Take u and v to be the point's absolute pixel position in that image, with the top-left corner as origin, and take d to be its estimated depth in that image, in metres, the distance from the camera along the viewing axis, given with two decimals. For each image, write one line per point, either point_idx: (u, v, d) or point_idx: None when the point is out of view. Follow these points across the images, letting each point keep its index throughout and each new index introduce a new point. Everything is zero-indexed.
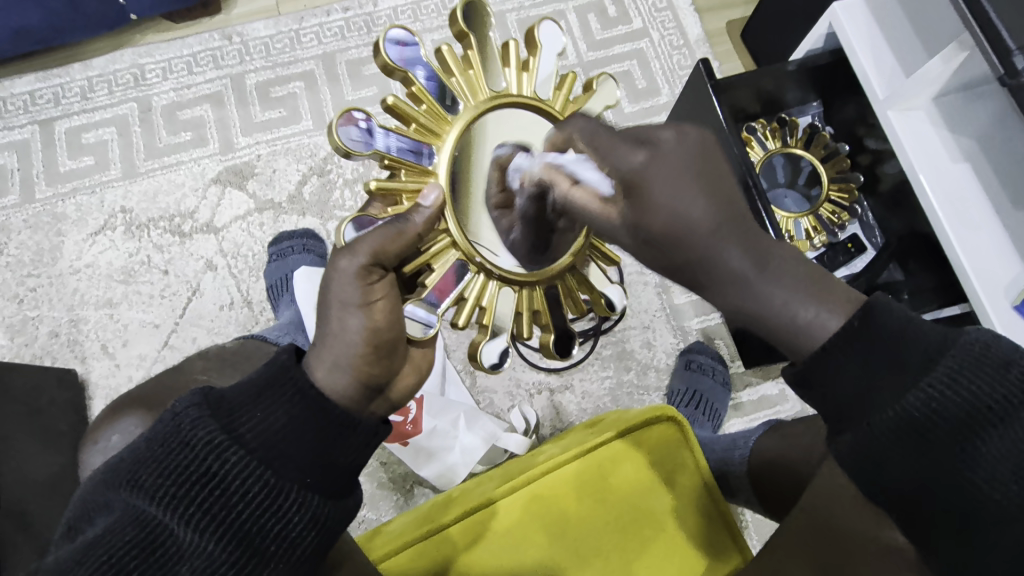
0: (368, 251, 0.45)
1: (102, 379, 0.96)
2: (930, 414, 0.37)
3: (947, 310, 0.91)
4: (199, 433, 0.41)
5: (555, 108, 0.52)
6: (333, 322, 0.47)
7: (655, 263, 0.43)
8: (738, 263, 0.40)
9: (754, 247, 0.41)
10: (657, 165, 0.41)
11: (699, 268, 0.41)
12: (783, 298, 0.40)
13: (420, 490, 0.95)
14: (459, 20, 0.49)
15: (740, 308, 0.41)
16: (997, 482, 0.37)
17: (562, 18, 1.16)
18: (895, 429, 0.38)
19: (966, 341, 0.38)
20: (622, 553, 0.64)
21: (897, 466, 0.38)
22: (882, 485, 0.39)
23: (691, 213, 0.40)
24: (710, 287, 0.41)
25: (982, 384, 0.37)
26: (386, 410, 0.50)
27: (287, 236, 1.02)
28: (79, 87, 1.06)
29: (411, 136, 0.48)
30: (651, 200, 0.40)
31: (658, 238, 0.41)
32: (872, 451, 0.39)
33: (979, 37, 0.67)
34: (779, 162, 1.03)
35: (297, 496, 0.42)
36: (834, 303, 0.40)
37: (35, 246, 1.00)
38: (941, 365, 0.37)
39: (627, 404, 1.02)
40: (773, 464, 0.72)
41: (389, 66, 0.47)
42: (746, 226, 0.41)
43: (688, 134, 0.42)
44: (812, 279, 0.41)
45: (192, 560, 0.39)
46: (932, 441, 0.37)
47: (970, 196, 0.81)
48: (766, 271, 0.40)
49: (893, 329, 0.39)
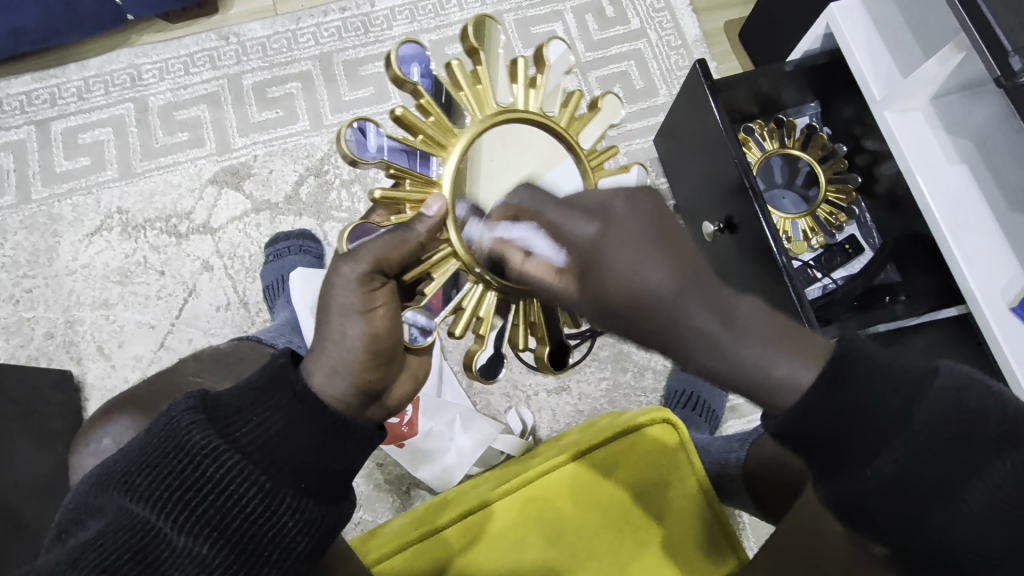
0: (370, 258, 0.46)
1: (98, 380, 0.96)
2: (911, 458, 0.35)
3: (945, 311, 0.89)
4: (195, 437, 0.40)
5: (560, 124, 0.52)
6: (334, 329, 0.48)
7: (623, 330, 0.42)
8: (707, 325, 0.39)
9: (723, 308, 0.39)
10: (610, 237, 0.40)
11: (665, 337, 0.40)
12: (755, 355, 0.39)
13: (417, 492, 0.95)
14: (470, 35, 0.49)
15: (713, 370, 0.40)
16: (983, 523, 0.35)
17: (561, 18, 1.16)
18: (882, 460, 0.36)
19: (949, 376, 0.37)
20: (619, 556, 0.64)
21: (879, 509, 0.36)
22: (866, 527, 0.37)
23: (650, 285, 0.39)
24: (676, 351, 0.40)
25: (963, 424, 0.35)
26: (382, 416, 0.51)
27: (284, 237, 1.02)
28: (76, 87, 1.06)
29: (415, 146, 0.47)
30: (608, 271, 0.40)
31: (621, 308, 0.40)
32: (854, 496, 0.37)
33: (975, 39, 0.66)
34: (778, 162, 1.03)
35: (293, 501, 0.42)
36: (806, 353, 0.39)
37: (31, 246, 1.00)
38: (926, 397, 0.36)
39: (624, 405, 1.02)
40: (768, 467, 0.71)
41: (399, 79, 0.47)
42: (710, 285, 0.40)
43: (639, 199, 0.41)
44: (787, 333, 0.40)
45: (185, 565, 0.38)
46: (925, 473, 0.35)
47: (967, 198, 0.80)
48: (735, 328, 0.39)
49: (869, 369, 0.37)
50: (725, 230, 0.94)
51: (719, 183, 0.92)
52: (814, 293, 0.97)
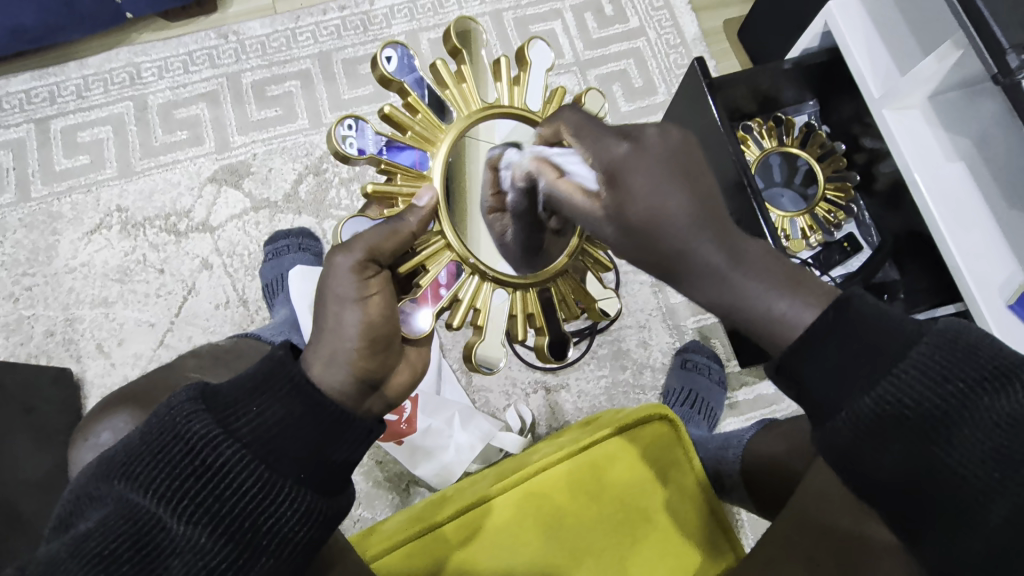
0: (364, 247, 0.46)
1: (98, 378, 0.96)
2: (903, 398, 0.37)
3: (941, 308, 0.91)
4: (194, 427, 0.40)
5: (546, 119, 0.53)
6: (330, 317, 0.47)
7: (633, 255, 0.44)
8: (713, 258, 0.41)
9: (731, 244, 0.42)
10: (638, 156, 0.42)
11: (674, 264, 0.42)
12: (758, 294, 0.41)
13: (416, 489, 0.95)
14: (452, 37, 0.51)
15: (718, 302, 0.42)
16: (975, 459, 0.36)
17: (559, 16, 1.16)
18: (868, 416, 0.37)
19: (942, 329, 0.38)
20: (618, 551, 0.64)
21: (867, 455, 0.38)
22: (853, 472, 0.39)
23: (668, 206, 0.41)
24: (685, 275, 0.42)
25: (954, 360, 0.36)
26: (381, 409, 0.50)
27: (282, 235, 1.02)
28: (75, 85, 1.06)
29: (406, 143, 0.49)
30: (631, 191, 0.42)
31: (638, 228, 0.42)
32: (841, 439, 0.38)
33: (973, 35, 0.67)
34: (776, 160, 1.03)
35: (291, 491, 0.41)
36: (807, 295, 0.41)
37: (30, 244, 1.00)
38: (916, 349, 0.37)
39: (623, 403, 1.02)
40: (766, 464, 0.71)
41: (387, 78, 0.49)
42: (723, 221, 0.42)
43: (671, 132, 0.44)
44: (790, 276, 0.42)
45: (185, 555, 0.38)
46: (906, 427, 0.37)
47: (965, 195, 0.80)
48: (741, 265, 0.41)
49: (867, 315, 0.38)
50: None
51: (718, 180, 0.92)
52: None
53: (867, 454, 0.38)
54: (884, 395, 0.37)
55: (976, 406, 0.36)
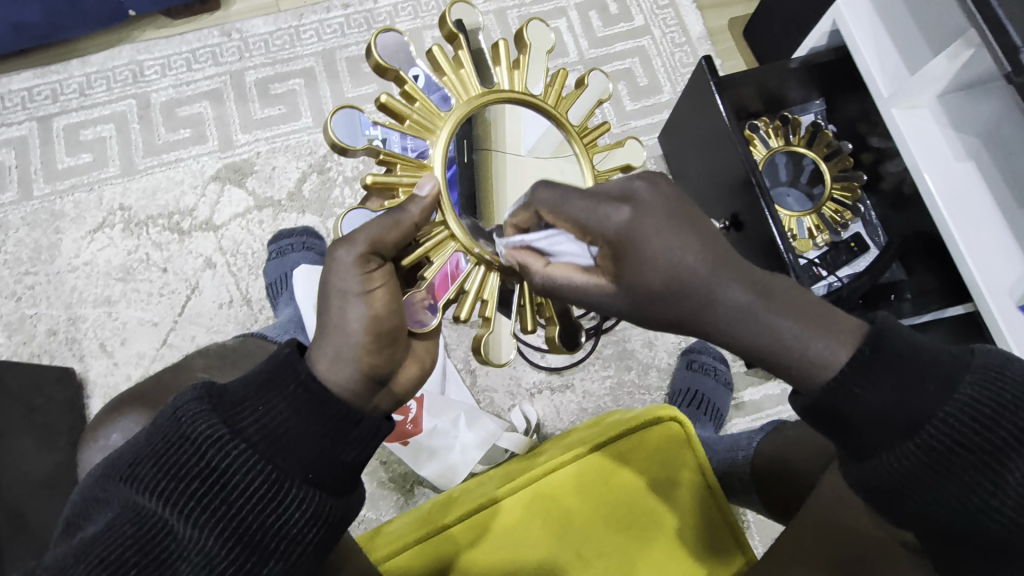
0: (367, 239, 0.44)
1: (100, 377, 0.96)
2: (953, 435, 0.38)
3: (951, 309, 0.90)
4: (199, 428, 0.40)
5: (547, 102, 0.53)
6: (333, 314, 0.45)
7: (663, 321, 0.41)
8: (741, 298, 0.39)
9: (753, 282, 0.40)
10: (644, 216, 0.41)
11: (706, 321, 0.40)
12: (791, 335, 0.39)
13: (421, 490, 0.94)
14: (448, 20, 0.49)
15: (744, 342, 0.39)
16: (1019, 496, 0.38)
17: (564, 14, 1.16)
18: (918, 452, 0.38)
19: (982, 362, 0.39)
20: (625, 553, 0.63)
21: (914, 490, 0.39)
22: (899, 504, 0.40)
23: (686, 263, 0.39)
24: (718, 333, 0.40)
25: (1003, 401, 0.38)
26: (389, 405, 0.49)
27: (286, 234, 1.01)
28: (77, 83, 1.05)
29: (405, 131, 0.48)
30: (646, 253, 0.40)
31: (660, 292, 0.40)
32: (893, 477, 0.39)
33: (985, 33, 0.66)
34: (782, 160, 1.02)
35: (298, 491, 0.41)
36: (840, 334, 0.39)
37: (32, 243, 1.00)
38: (962, 387, 0.38)
39: (629, 403, 1.02)
40: (775, 464, 0.71)
41: (382, 66, 0.47)
42: (739, 264, 0.40)
43: (660, 182, 0.43)
44: (812, 311, 0.39)
45: (192, 559, 0.38)
46: (952, 465, 0.38)
47: (975, 196, 0.80)
48: (768, 298, 0.39)
49: (904, 350, 0.38)
50: (731, 228, 0.94)
51: (725, 179, 0.92)
52: (820, 290, 0.96)
53: (916, 488, 0.39)
54: (930, 436, 0.38)
55: (1022, 445, 0.38)
